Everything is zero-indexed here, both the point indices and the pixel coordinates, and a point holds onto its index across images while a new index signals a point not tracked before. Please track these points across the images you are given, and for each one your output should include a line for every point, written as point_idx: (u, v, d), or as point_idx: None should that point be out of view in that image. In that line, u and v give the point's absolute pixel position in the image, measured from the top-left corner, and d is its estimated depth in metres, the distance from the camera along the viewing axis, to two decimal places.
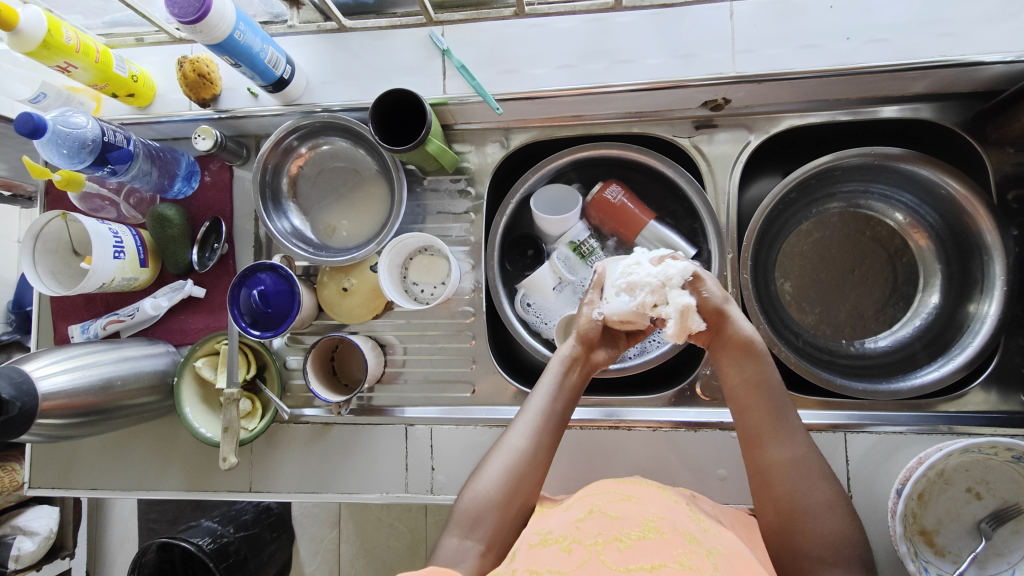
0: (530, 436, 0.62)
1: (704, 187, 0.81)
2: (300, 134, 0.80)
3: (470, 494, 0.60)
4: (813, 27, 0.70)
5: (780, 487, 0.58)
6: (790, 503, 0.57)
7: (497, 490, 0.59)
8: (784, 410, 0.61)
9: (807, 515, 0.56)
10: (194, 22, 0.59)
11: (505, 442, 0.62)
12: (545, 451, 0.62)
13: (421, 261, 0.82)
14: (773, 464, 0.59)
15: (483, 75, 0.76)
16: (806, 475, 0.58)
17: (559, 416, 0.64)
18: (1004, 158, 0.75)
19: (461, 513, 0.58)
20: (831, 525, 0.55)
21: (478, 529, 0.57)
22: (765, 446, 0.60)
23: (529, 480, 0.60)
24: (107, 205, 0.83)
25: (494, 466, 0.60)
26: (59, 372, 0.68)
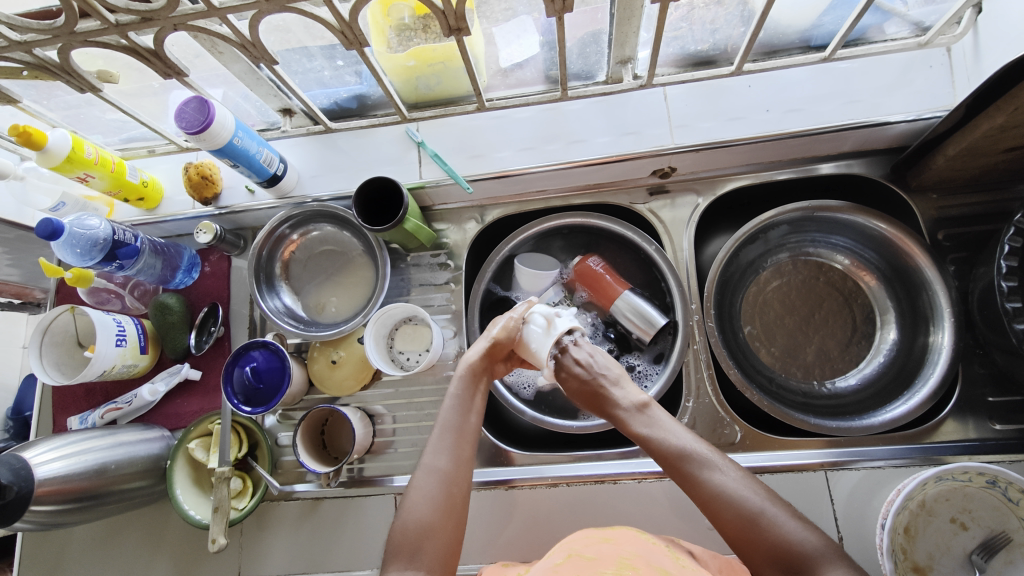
0: (448, 454, 0.67)
1: (663, 246, 0.88)
2: (292, 222, 0.88)
3: (404, 522, 0.62)
4: (738, 103, 0.81)
5: (730, 518, 0.60)
6: (744, 525, 0.59)
7: (428, 513, 0.62)
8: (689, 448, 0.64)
9: (758, 538, 0.58)
10: (198, 132, 0.68)
11: (425, 464, 0.66)
12: (462, 466, 0.67)
13: (406, 330, 0.87)
14: (706, 506, 0.61)
15: (454, 161, 0.86)
16: (736, 496, 0.60)
17: (470, 431, 0.70)
18: (929, 203, 0.83)
19: (397, 547, 0.60)
20: (779, 534, 0.57)
21: (419, 555, 0.59)
22: (695, 489, 0.62)
23: (456, 496, 0.64)
24: (113, 298, 0.90)
25: (419, 491, 0.64)
26: (56, 458, 0.71)
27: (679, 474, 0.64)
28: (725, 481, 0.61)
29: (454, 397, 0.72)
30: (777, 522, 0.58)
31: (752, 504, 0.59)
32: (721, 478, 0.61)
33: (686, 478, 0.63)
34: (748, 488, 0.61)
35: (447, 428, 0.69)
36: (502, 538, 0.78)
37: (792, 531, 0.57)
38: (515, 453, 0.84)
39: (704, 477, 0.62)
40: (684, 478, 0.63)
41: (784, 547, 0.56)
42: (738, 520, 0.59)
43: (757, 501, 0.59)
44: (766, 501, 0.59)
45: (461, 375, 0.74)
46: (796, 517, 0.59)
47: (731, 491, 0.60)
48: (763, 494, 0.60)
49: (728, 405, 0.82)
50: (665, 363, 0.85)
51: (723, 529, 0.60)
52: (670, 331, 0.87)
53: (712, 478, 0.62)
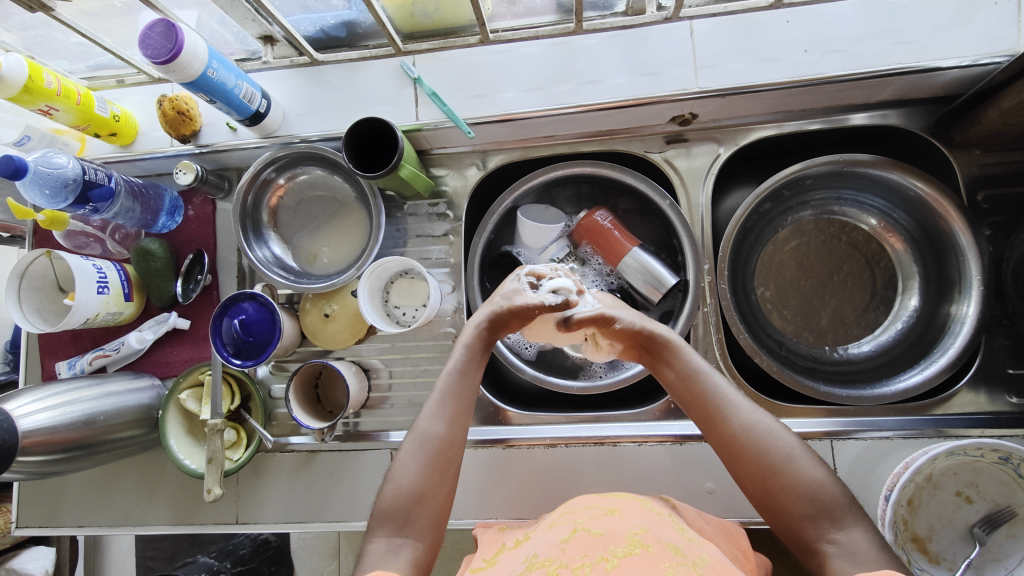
0: (446, 421, 0.63)
1: (678, 201, 0.82)
2: (277, 166, 0.81)
3: (395, 487, 0.59)
4: (771, 41, 0.72)
5: (750, 465, 0.58)
6: (763, 474, 0.57)
7: (419, 482, 0.59)
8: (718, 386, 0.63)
9: (780, 482, 0.56)
10: (166, 62, 0.61)
11: (420, 429, 0.62)
12: (460, 432, 0.63)
13: (402, 284, 0.83)
14: (729, 443, 0.60)
15: (454, 101, 0.78)
16: (760, 443, 0.58)
17: (470, 396, 0.65)
18: (971, 160, 0.76)
19: (387, 512, 0.58)
20: (801, 476, 0.56)
21: (409, 524, 0.58)
22: (717, 425, 0.61)
23: (451, 457, 0.62)
24: (92, 242, 0.84)
25: (413, 457, 0.61)
26: (41, 410, 0.69)
27: (704, 412, 0.62)
28: (751, 420, 0.59)
29: (457, 361, 0.66)
30: (798, 463, 0.56)
31: (780, 446, 0.57)
32: (745, 415, 0.60)
33: (711, 415, 0.62)
34: (775, 428, 0.59)
35: (447, 393, 0.64)
36: (496, 496, 0.77)
37: (815, 475, 0.56)
38: (511, 411, 0.82)
39: (727, 413, 0.60)
40: (709, 417, 0.62)
41: (806, 490, 0.55)
42: (759, 459, 0.57)
43: (784, 442, 0.58)
44: (789, 442, 0.58)
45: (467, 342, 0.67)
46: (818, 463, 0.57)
47: (756, 430, 0.59)
48: (788, 437, 0.58)
49: (735, 369, 0.79)
50: (674, 324, 0.82)
51: (743, 472, 0.59)
52: (680, 289, 0.83)
53: (739, 415, 0.60)
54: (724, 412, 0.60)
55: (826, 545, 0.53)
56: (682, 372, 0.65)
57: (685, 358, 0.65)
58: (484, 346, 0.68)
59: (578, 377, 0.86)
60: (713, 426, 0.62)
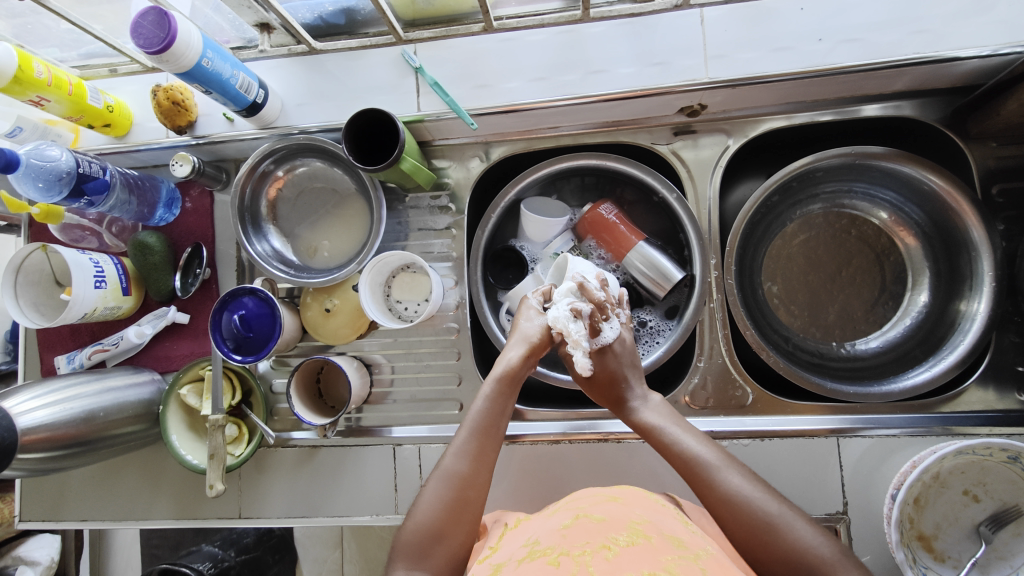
0: (470, 459, 0.61)
1: (685, 194, 0.80)
2: (275, 158, 0.79)
3: (415, 521, 0.58)
4: (784, 29, 0.70)
5: (740, 530, 0.54)
6: (754, 538, 0.53)
7: (437, 519, 0.58)
8: (701, 453, 0.59)
9: (770, 552, 0.52)
10: (160, 52, 0.59)
11: (444, 465, 0.61)
12: (484, 471, 0.61)
13: (404, 279, 0.82)
14: (717, 511, 0.56)
15: (457, 91, 0.76)
16: (748, 509, 0.54)
17: (497, 437, 0.63)
18: (986, 153, 0.74)
19: (405, 547, 0.57)
20: (793, 540, 0.52)
21: (426, 560, 0.56)
22: (702, 491, 0.57)
23: (474, 495, 0.59)
24: (88, 236, 0.83)
25: (432, 492, 0.59)
26: (40, 407, 0.68)
27: (688, 477, 0.58)
28: (734, 483, 0.56)
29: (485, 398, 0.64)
30: (790, 527, 0.53)
31: (767, 509, 0.53)
32: (728, 480, 0.56)
33: (698, 479, 0.57)
34: (758, 494, 0.55)
35: (474, 429, 0.62)
36: (499, 492, 0.77)
37: (807, 538, 0.52)
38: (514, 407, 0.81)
39: (718, 478, 0.56)
40: (694, 485, 0.58)
41: (800, 553, 0.52)
42: (751, 525, 0.53)
43: (767, 509, 0.54)
44: (780, 505, 0.54)
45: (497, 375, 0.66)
46: (811, 525, 0.54)
47: (745, 496, 0.55)
48: (777, 503, 0.55)
49: (741, 365, 0.79)
50: (679, 319, 0.80)
51: (731, 536, 0.55)
52: (686, 285, 0.82)
53: (722, 479, 0.56)
54: (707, 481, 0.56)
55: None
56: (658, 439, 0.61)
57: (662, 426, 0.62)
58: (517, 380, 0.66)
59: None
60: (699, 491, 0.57)
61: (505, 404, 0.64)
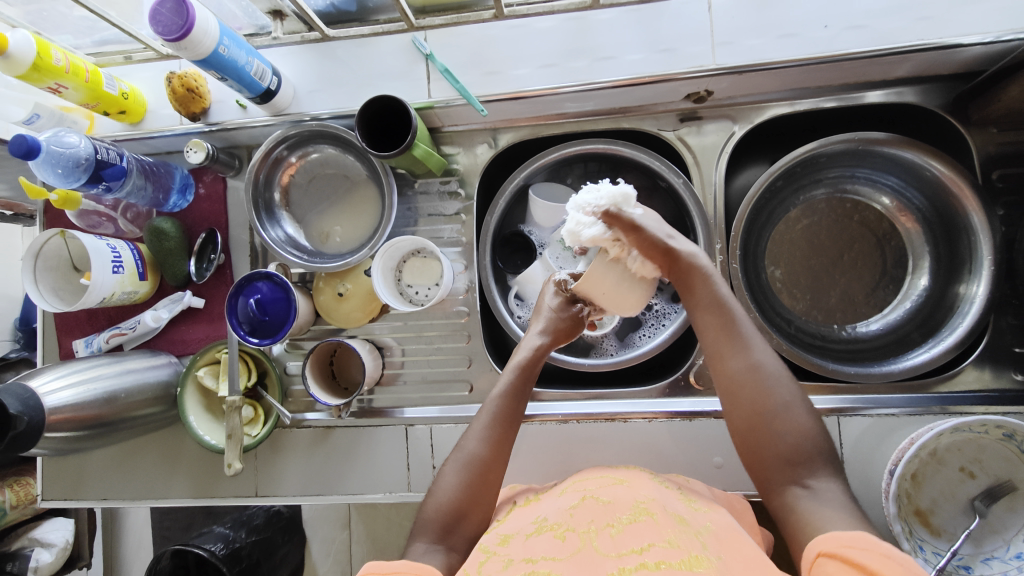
0: (488, 443, 0.64)
1: (691, 180, 0.82)
2: (288, 144, 0.80)
3: (436, 503, 0.61)
4: (790, 17, 0.71)
5: (747, 405, 0.59)
6: (756, 416, 0.58)
7: (459, 497, 0.61)
8: (740, 317, 0.62)
9: (772, 425, 0.58)
10: (178, 40, 0.60)
11: (465, 450, 0.64)
12: (501, 455, 0.64)
13: (415, 263, 0.84)
14: (735, 376, 0.60)
15: (467, 78, 0.77)
16: (762, 390, 0.59)
17: (515, 421, 0.66)
18: (987, 139, 0.75)
19: (430, 523, 0.60)
20: (794, 425, 0.57)
21: (449, 534, 0.59)
22: (727, 358, 0.61)
23: (492, 477, 0.63)
24: (105, 221, 0.84)
25: (453, 473, 0.62)
26: (64, 387, 0.70)
27: (719, 342, 0.62)
28: (761, 360, 0.60)
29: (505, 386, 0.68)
30: (797, 415, 0.58)
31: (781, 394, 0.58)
32: (760, 356, 0.60)
33: (724, 344, 0.61)
34: (782, 375, 0.60)
35: (491, 416, 0.66)
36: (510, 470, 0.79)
37: (807, 425, 0.57)
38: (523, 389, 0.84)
39: (746, 350, 0.60)
40: (720, 346, 0.62)
41: (793, 439, 0.57)
42: (760, 404, 0.58)
43: (784, 391, 0.59)
44: (794, 395, 0.59)
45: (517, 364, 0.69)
46: (813, 415, 0.58)
47: (767, 368, 0.60)
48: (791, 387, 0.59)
49: None
50: None
51: (734, 409, 0.60)
52: None
53: (754, 354, 0.60)
54: (743, 343, 0.60)
55: (798, 488, 0.55)
56: (705, 299, 0.63)
57: (717, 285, 0.63)
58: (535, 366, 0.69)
59: (589, 354, 0.87)
60: (719, 354, 0.62)
61: (523, 397, 0.68)
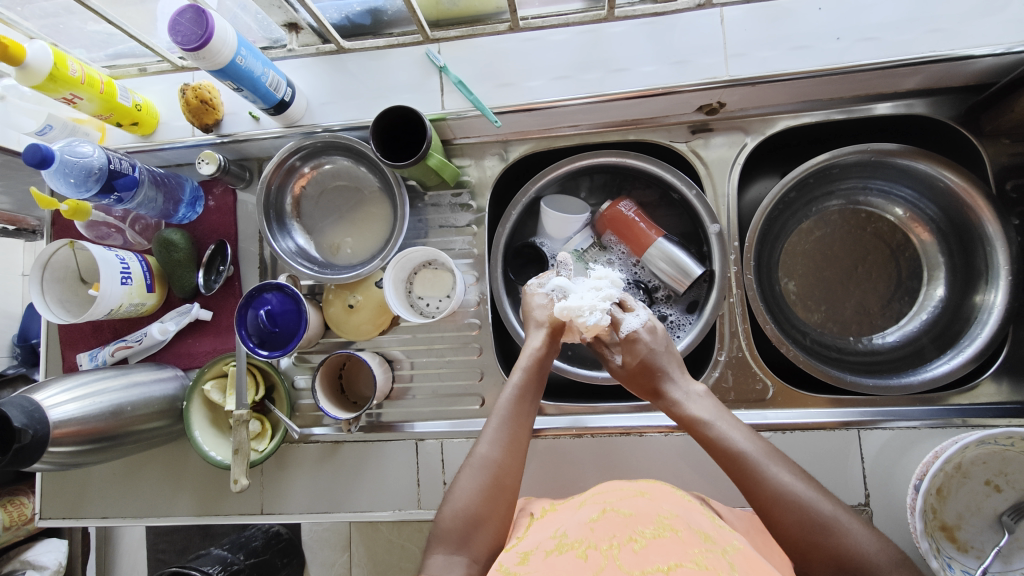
0: (502, 446, 0.63)
1: (703, 191, 0.81)
2: (302, 154, 0.81)
3: (452, 509, 0.59)
4: (802, 29, 0.72)
5: (791, 533, 0.55)
6: (805, 541, 0.54)
7: (475, 503, 0.59)
8: (749, 448, 0.59)
9: (825, 549, 0.53)
10: (197, 49, 0.60)
11: (478, 454, 0.62)
12: (516, 459, 0.63)
13: (426, 275, 0.83)
14: (765, 509, 0.56)
15: (480, 90, 0.77)
16: (800, 510, 0.55)
17: (526, 422, 0.65)
18: (999, 150, 0.75)
19: (445, 532, 0.58)
20: (848, 544, 0.53)
21: (465, 545, 0.57)
22: (750, 490, 0.57)
23: (510, 479, 0.61)
24: (114, 232, 0.83)
25: (468, 481, 0.60)
26: (69, 400, 0.68)
27: (738, 478, 0.59)
28: (789, 484, 0.56)
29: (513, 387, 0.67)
30: (844, 530, 0.53)
31: (820, 509, 0.54)
32: (780, 479, 0.57)
33: (744, 478, 0.58)
34: (814, 494, 0.56)
35: (503, 419, 0.64)
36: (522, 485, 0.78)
37: (862, 542, 0.53)
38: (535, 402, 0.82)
39: (767, 475, 0.57)
40: (742, 479, 0.58)
41: (853, 559, 0.52)
42: (801, 527, 0.54)
43: (823, 509, 0.55)
44: (836, 509, 0.55)
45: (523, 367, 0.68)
46: (865, 527, 0.54)
47: (794, 494, 0.56)
48: (828, 500, 0.55)
49: (761, 360, 0.79)
50: (700, 314, 0.81)
51: (781, 535, 0.56)
52: (705, 280, 0.83)
53: (779, 477, 0.57)
54: (758, 477, 0.57)
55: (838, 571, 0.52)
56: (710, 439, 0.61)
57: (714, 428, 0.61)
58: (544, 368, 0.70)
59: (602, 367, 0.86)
60: (746, 488, 0.58)
61: (531, 402, 0.67)
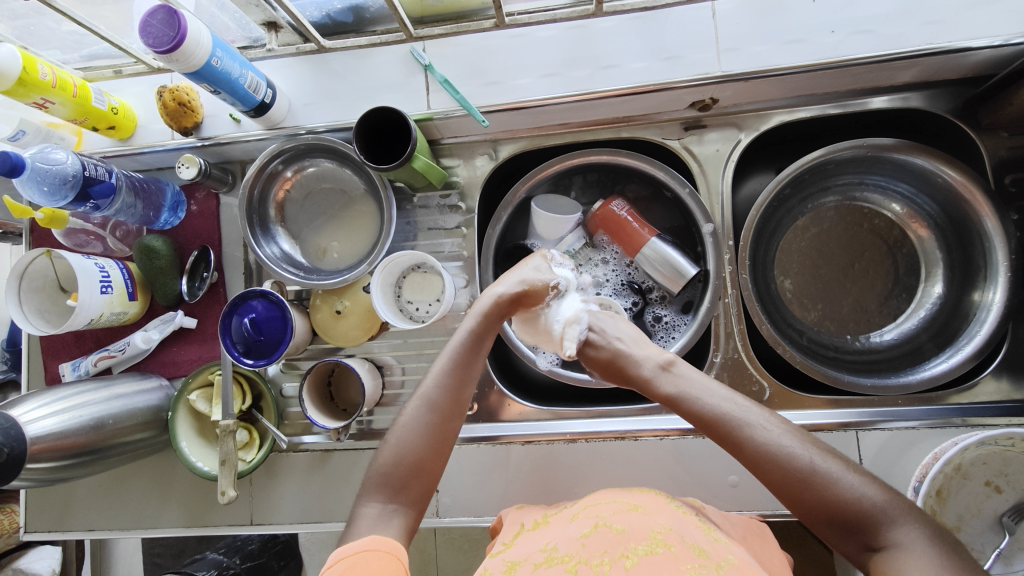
0: (448, 390, 0.66)
1: (697, 189, 0.79)
2: (283, 158, 0.78)
3: (394, 454, 0.62)
4: (795, 22, 0.70)
5: (779, 486, 0.55)
6: (794, 492, 0.54)
7: (415, 450, 0.62)
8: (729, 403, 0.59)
9: (817, 498, 0.53)
10: (169, 51, 0.58)
11: (424, 398, 0.65)
12: (458, 404, 0.66)
13: (415, 279, 0.81)
14: (753, 464, 0.57)
15: (466, 89, 0.75)
16: (786, 463, 0.55)
17: (474, 368, 0.68)
18: (998, 143, 0.74)
19: (383, 477, 0.61)
20: (837, 492, 0.53)
21: (403, 490, 0.61)
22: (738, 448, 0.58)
23: (449, 431, 0.65)
24: (93, 240, 0.81)
25: (410, 425, 0.64)
26: (48, 415, 0.66)
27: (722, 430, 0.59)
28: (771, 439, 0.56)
29: (468, 333, 0.69)
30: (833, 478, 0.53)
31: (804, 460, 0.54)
32: (763, 434, 0.57)
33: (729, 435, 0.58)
34: (801, 443, 0.56)
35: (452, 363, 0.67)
36: (517, 492, 0.76)
37: (851, 488, 0.53)
38: (527, 407, 0.80)
39: (747, 434, 0.57)
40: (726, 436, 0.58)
41: (844, 506, 0.52)
42: (791, 478, 0.54)
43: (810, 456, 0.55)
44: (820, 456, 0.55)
45: (482, 311, 0.70)
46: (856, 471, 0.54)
47: (780, 445, 0.56)
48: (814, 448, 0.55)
49: (758, 360, 0.78)
50: (694, 314, 0.80)
51: (774, 488, 0.56)
52: (700, 280, 0.82)
53: (761, 433, 0.57)
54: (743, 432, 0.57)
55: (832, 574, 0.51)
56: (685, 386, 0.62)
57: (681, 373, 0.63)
58: (496, 317, 0.70)
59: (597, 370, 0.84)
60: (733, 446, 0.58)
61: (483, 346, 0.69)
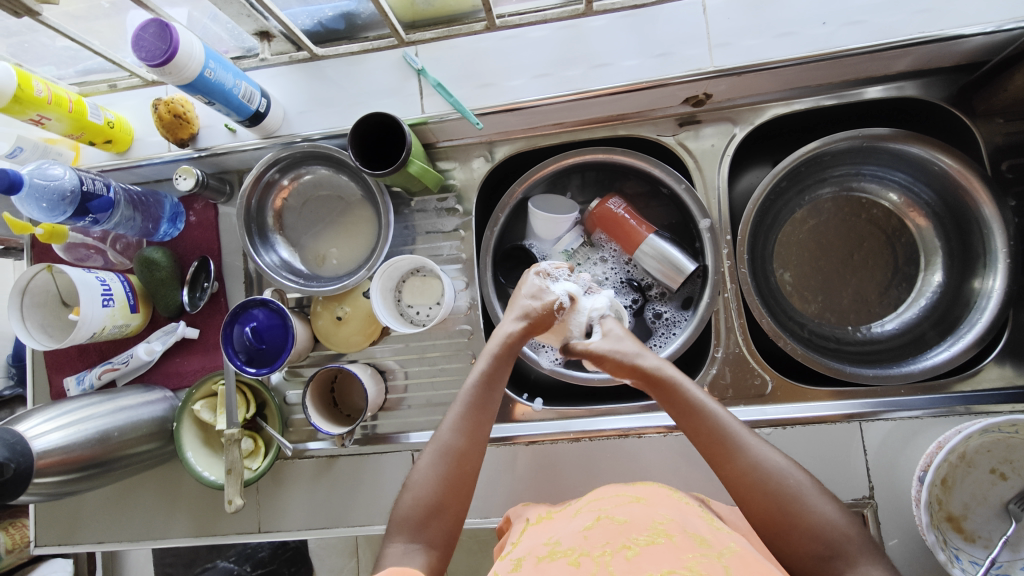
0: (466, 433, 0.63)
1: (693, 184, 0.79)
2: (280, 166, 0.78)
3: (411, 496, 0.60)
4: (786, 15, 0.70)
5: (757, 506, 0.56)
6: (773, 511, 0.55)
7: (433, 493, 0.60)
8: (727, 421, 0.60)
9: (798, 520, 0.54)
10: (162, 65, 0.58)
11: (441, 441, 0.62)
12: (477, 443, 0.63)
13: (415, 283, 0.81)
14: (739, 485, 0.57)
15: (460, 92, 0.75)
16: (774, 483, 0.56)
17: (492, 407, 0.65)
18: (993, 130, 0.73)
19: (403, 520, 0.59)
20: (818, 515, 0.54)
21: (422, 531, 0.59)
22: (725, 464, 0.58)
23: (468, 472, 0.61)
24: (93, 254, 0.81)
25: (428, 465, 0.61)
26: (54, 429, 0.67)
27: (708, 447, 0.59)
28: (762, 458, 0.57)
29: (484, 366, 0.66)
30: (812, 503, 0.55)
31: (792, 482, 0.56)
32: (749, 460, 0.57)
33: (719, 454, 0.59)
34: (787, 466, 0.57)
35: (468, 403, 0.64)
36: (522, 492, 0.76)
37: (829, 512, 0.54)
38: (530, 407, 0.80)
39: (739, 453, 0.58)
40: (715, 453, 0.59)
41: (822, 530, 0.53)
42: (775, 496, 0.55)
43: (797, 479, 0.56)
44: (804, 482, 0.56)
45: (491, 350, 0.67)
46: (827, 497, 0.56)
47: (769, 466, 0.57)
48: (801, 474, 0.57)
49: (759, 354, 0.78)
50: (694, 310, 0.80)
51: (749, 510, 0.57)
52: (699, 275, 0.82)
53: (748, 456, 0.58)
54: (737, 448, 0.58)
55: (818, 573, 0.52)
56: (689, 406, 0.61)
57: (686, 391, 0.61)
58: (509, 355, 0.67)
59: None
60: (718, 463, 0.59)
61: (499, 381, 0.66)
